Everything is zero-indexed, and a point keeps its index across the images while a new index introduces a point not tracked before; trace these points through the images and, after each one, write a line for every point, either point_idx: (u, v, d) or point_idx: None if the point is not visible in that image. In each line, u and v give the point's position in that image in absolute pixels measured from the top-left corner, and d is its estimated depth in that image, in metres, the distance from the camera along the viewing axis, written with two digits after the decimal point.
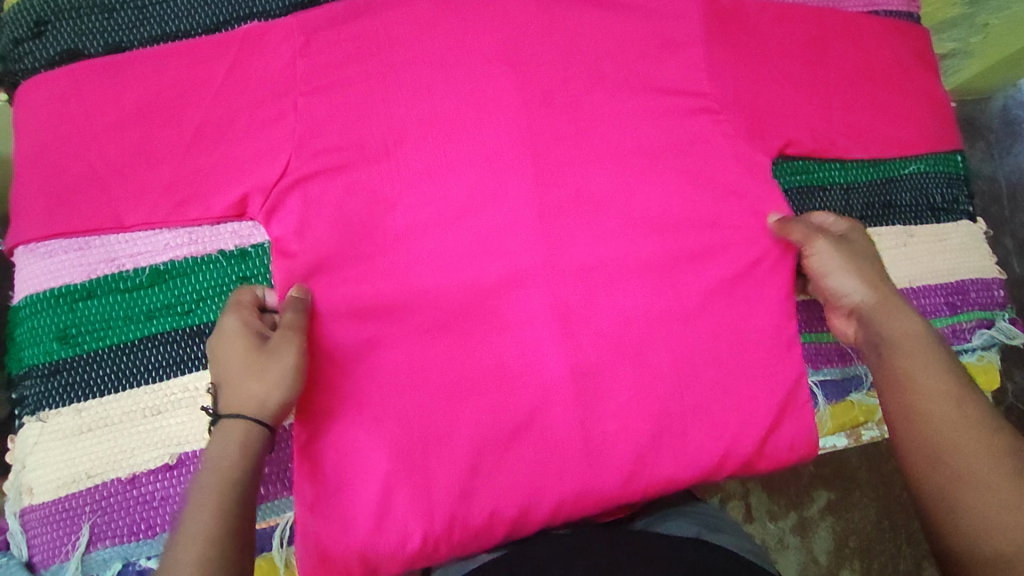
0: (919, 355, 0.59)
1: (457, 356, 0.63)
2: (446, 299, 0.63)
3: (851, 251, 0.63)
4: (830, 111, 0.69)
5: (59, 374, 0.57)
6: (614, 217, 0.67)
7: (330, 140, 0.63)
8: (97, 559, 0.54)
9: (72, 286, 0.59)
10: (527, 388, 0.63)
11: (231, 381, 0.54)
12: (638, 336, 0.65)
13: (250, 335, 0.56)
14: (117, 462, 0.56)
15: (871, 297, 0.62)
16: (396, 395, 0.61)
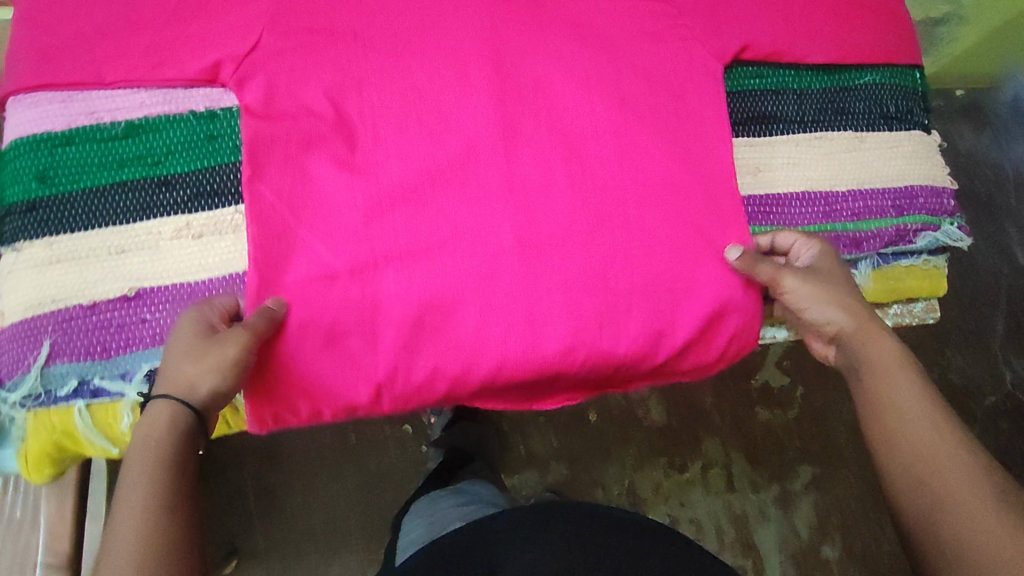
0: (901, 381, 0.61)
1: (411, 225, 0.65)
2: (402, 172, 0.66)
3: (823, 281, 0.64)
4: (789, 17, 0.71)
5: (36, 211, 0.61)
6: (571, 109, 0.69)
7: (301, 17, 0.67)
8: (56, 374, 0.59)
9: (52, 133, 0.63)
10: (475, 259, 0.65)
11: (171, 363, 0.57)
12: (587, 219, 0.67)
13: (202, 321, 0.58)
14: (80, 290, 0.60)
15: (850, 325, 0.64)
16: (345, 255, 0.64)
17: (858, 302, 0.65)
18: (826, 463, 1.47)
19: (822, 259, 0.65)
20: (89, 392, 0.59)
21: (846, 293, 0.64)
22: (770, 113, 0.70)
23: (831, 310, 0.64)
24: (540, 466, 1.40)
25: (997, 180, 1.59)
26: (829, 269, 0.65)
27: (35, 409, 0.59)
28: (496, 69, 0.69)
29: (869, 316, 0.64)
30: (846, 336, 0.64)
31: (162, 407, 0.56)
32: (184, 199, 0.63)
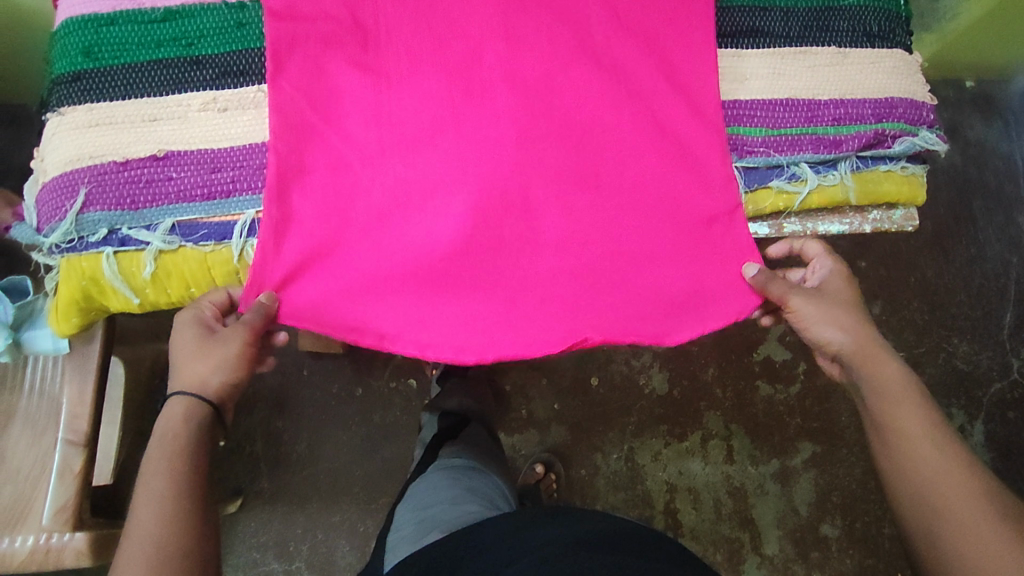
0: (901, 406, 0.66)
1: (415, 120, 0.69)
2: (411, 67, 0.70)
3: (826, 303, 0.70)
4: None
5: (81, 80, 0.68)
6: (575, 23, 0.73)
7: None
8: (89, 221, 0.64)
9: (98, 14, 0.69)
10: (475, 145, 0.69)
11: (182, 363, 0.66)
12: (582, 120, 0.71)
13: (199, 325, 0.66)
14: (115, 151, 0.66)
15: (851, 346, 0.69)
16: (356, 139, 0.69)
17: (861, 323, 0.70)
18: (835, 445, 1.51)
19: (831, 285, 0.72)
20: (117, 241, 0.65)
21: (851, 316, 0.70)
22: (758, 27, 0.75)
23: (833, 329, 0.70)
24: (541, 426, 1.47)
25: (1006, 172, 1.61)
26: (836, 294, 0.72)
27: (69, 254, 0.65)
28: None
29: (873, 336, 0.70)
30: (846, 350, 0.70)
31: (179, 401, 0.66)
32: (212, 78, 0.69)
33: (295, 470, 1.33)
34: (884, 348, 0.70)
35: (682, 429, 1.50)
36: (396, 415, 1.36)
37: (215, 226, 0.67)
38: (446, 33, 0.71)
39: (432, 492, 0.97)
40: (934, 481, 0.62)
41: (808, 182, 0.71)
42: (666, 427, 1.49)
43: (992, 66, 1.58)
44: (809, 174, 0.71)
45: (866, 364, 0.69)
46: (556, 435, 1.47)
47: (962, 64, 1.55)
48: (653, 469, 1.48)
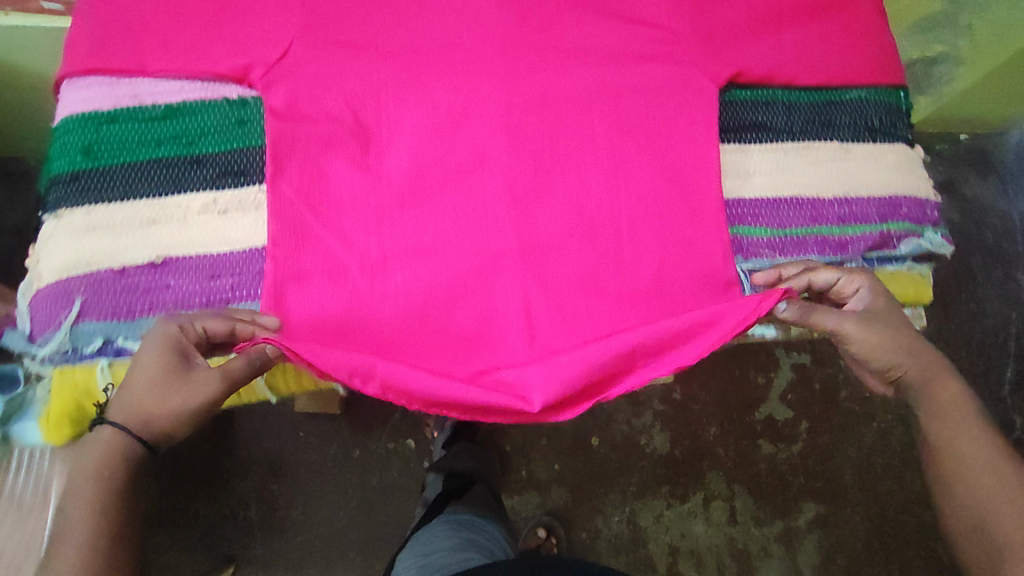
0: (950, 415, 0.67)
1: (419, 225, 0.69)
2: (415, 169, 0.70)
3: (882, 325, 0.65)
4: (783, 46, 0.75)
5: (78, 180, 0.67)
6: (574, 126, 0.73)
7: (330, 29, 0.72)
8: (85, 331, 0.63)
9: (99, 112, 0.69)
10: (478, 251, 0.69)
11: (137, 390, 0.60)
12: (588, 220, 0.71)
13: (174, 361, 0.60)
14: (112, 257, 0.65)
15: (913, 368, 0.67)
16: (359, 243, 0.68)
17: (905, 333, 0.67)
18: (840, 506, 1.38)
19: (874, 300, 0.67)
20: (113, 351, 0.64)
21: (898, 329, 0.67)
22: (761, 122, 0.75)
23: (894, 354, 0.66)
24: (537, 486, 1.34)
25: (1003, 229, 1.58)
26: (881, 312, 0.67)
27: (62, 365, 0.64)
28: (506, 82, 0.73)
29: (915, 341, 0.67)
30: (898, 358, 0.66)
31: (110, 432, 0.61)
32: (212, 177, 0.68)
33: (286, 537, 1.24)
34: (922, 348, 0.68)
35: (684, 488, 1.37)
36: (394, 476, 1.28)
37: None
38: (449, 137, 0.71)
39: (431, 542, 0.95)
40: (988, 496, 0.63)
41: (816, 284, 0.70)
42: (667, 487, 1.37)
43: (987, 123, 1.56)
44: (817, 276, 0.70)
45: (920, 378, 0.68)
46: (553, 497, 1.35)
47: (956, 121, 1.52)
48: (654, 531, 1.36)
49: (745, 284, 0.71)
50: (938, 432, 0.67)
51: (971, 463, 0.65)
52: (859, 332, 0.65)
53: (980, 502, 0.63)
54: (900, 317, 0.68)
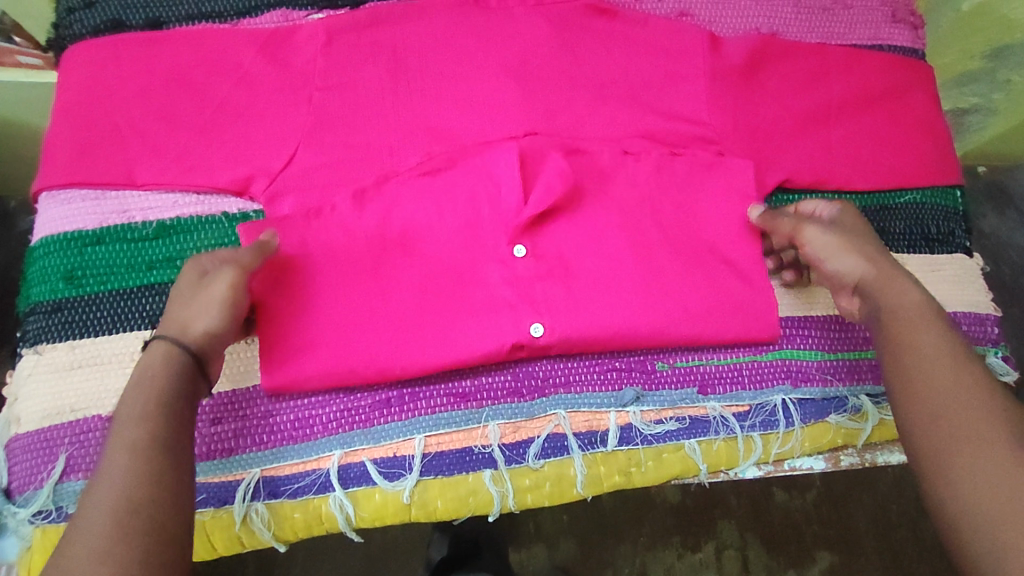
0: (922, 327, 0.53)
1: (440, 334, 0.60)
2: (426, 254, 0.62)
3: (842, 233, 0.59)
4: (830, 149, 0.70)
5: (61, 312, 0.60)
6: (615, 241, 0.64)
7: (339, 132, 0.65)
8: (68, 490, 0.56)
9: (84, 232, 0.62)
10: (493, 302, 0.61)
11: (166, 316, 0.54)
12: (621, 301, 0.62)
13: (193, 269, 0.56)
14: (99, 399, 0.58)
15: (870, 271, 0.57)
16: (360, 324, 0.60)
17: (875, 257, 0.58)
18: (854, 552, 1.15)
19: (846, 221, 0.61)
20: None
21: (870, 251, 0.59)
22: None
23: (847, 258, 0.58)
24: (551, 545, 1.12)
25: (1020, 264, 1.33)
26: (852, 227, 0.60)
27: (45, 526, 0.56)
28: (532, 189, 0.65)
29: (892, 270, 0.58)
30: (869, 287, 0.57)
31: (156, 349, 0.52)
32: None
33: None
34: (902, 273, 0.57)
35: (695, 539, 1.15)
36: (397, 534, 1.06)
37: (216, 488, 0.58)
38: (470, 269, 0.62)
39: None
40: (939, 399, 0.50)
41: (870, 415, 0.65)
42: (678, 537, 1.16)
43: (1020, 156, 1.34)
44: (869, 406, 0.65)
45: (884, 291, 0.56)
46: (569, 555, 1.13)
47: None
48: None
49: (794, 416, 0.64)
50: (911, 353, 0.53)
51: (956, 418, 0.48)
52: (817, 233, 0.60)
53: (949, 405, 0.49)
54: (879, 248, 0.60)
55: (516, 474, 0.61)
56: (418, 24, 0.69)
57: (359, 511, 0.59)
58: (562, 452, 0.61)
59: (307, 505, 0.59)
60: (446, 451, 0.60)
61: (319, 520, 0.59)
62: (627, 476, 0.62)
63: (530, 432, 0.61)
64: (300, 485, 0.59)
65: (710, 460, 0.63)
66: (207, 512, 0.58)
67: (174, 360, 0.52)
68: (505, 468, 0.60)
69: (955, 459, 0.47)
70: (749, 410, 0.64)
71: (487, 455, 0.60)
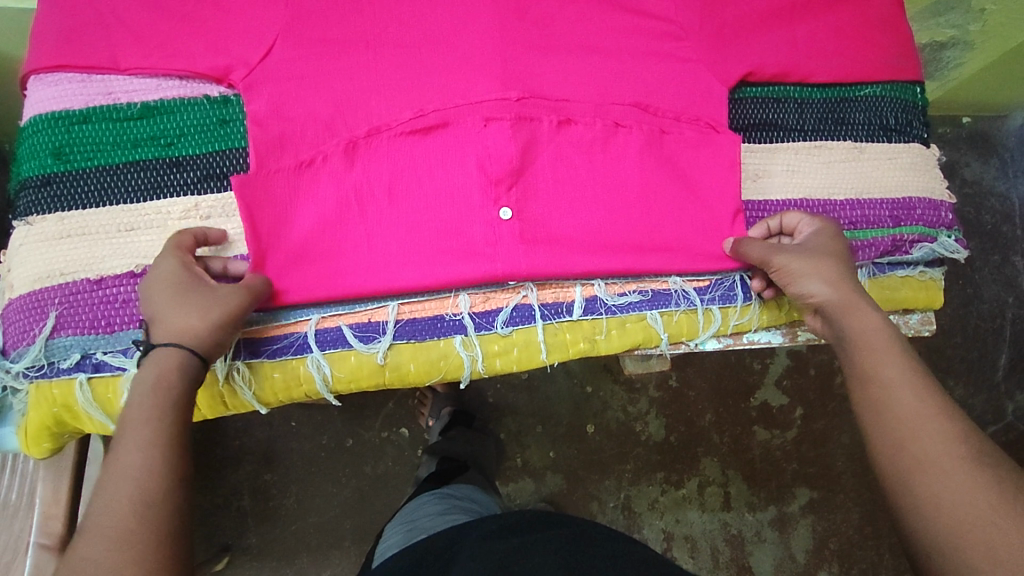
0: (881, 354, 0.55)
1: (437, 248, 0.64)
2: (403, 147, 0.66)
3: (815, 258, 0.60)
4: (795, 43, 0.72)
5: (50, 186, 0.63)
6: (580, 136, 0.68)
7: (316, 26, 0.67)
8: (59, 346, 0.59)
9: (70, 111, 0.64)
10: (482, 214, 0.65)
11: (157, 314, 0.55)
12: (590, 192, 0.67)
13: (181, 274, 0.57)
14: (88, 265, 0.61)
15: (835, 298, 0.59)
16: (354, 227, 0.64)
17: (846, 281, 0.60)
18: (832, 491, 1.19)
19: (822, 243, 0.62)
20: (91, 366, 0.60)
21: (845, 276, 0.60)
22: (772, 121, 0.72)
23: (816, 282, 0.59)
24: (538, 478, 1.14)
25: (1000, 211, 1.34)
26: (823, 249, 0.61)
27: (39, 381, 0.59)
28: (502, 84, 0.68)
29: (858, 297, 0.59)
30: (835, 312, 0.59)
31: (166, 355, 0.53)
32: (194, 181, 0.65)
33: (279, 528, 1.08)
34: (868, 300, 0.59)
35: (679, 475, 1.17)
36: (387, 466, 1.12)
37: None
38: (457, 230, 0.65)
39: (417, 509, 0.84)
40: (894, 394, 0.53)
41: None
42: (663, 473, 1.17)
43: (1001, 104, 1.33)
44: None
45: (847, 318, 0.58)
46: (555, 488, 1.15)
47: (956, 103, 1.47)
48: (649, 518, 1.16)
49: (751, 291, 0.67)
50: (878, 376, 0.55)
51: (926, 437, 0.51)
52: (787, 259, 0.61)
53: (931, 430, 0.51)
54: (849, 270, 0.61)
55: (485, 340, 0.64)
56: None
57: (335, 372, 0.63)
58: (527, 321, 0.65)
59: (287, 366, 0.62)
60: (419, 317, 0.64)
61: (298, 380, 0.63)
62: (592, 342, 0.66)
63: (498, 302, 0.65)
64: (278, 345, 0.62)
65: (671, 331, 0.67)
66: None
67: (188, 367, 0.54)
68: (474, 334, 0.64)
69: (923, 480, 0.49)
70: (709, 285, 0.68)
71: (457, 323, 0.64)
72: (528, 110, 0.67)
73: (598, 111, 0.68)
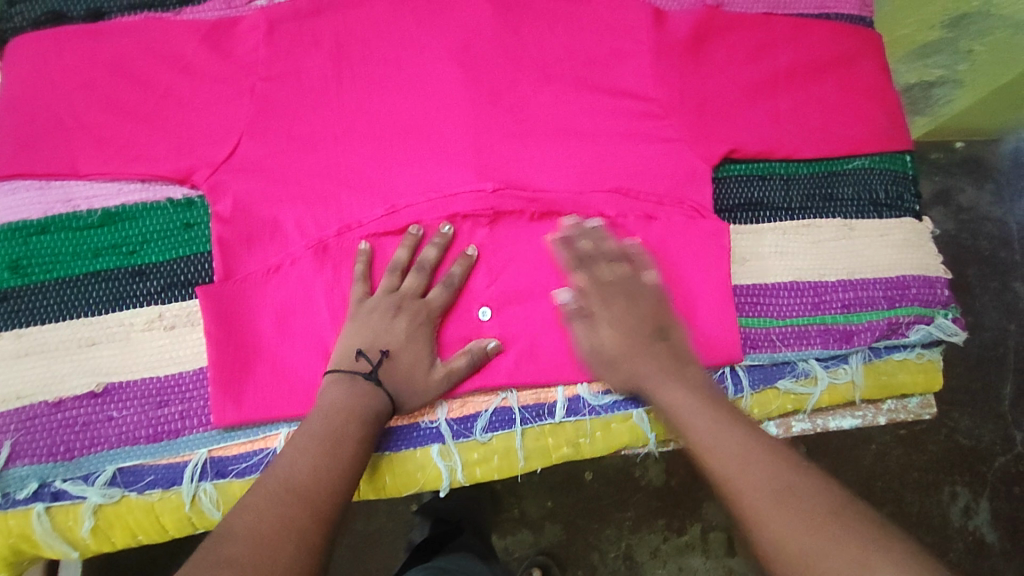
0: (696, 420, 0.54)
1: None
2: (381, 243, 0.64)
3: (611, 318, 0.61)
4: (777, 117, 0.70)
5: (6, 302, 0.61)
6: (557, 224, 0.66)
7: (283, 119, 0.65)
8: (16, 475, 0.57)
9: (29, 222, 0.63)
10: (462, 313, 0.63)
11: (398, 349, 0.59)
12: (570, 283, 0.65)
13: (423, 323, 0.61)
14: (46, 387, 0.59)
15: (620, 352, 0.60)
16: (325, 332, 0.62)
17: (649, 350, 0.60)
18: None
19: (613, 306, 0.61)
20: (50, 495, 0.57)
21: (617, 331, 0.60)
22: (758, 200, 0.70)
23: (607, 331, 0.61)
24: (534, 529, 1.04)
25: (998, 238, 1.23)
26: (619, 298, 0.61)
27: None
28: (478, 172, 0.66)
29: (658, 364, 0.59)
30: (641, 383, 0.59)
31: (336, 390, 0.56)
32: (156, 290, 0.63)
33: None
34: (669, 366, 0.59)
35: (681, 520, 1.06)
36: (377, 523, 1.01)
37: (163, 469, 0.59)
38: None
39: None
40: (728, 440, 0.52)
41: (819, 379, 0.66)
42: (664, 519, 1.06)
43: (993, 127, 1.22)
44: (818, 370, 0.66)
45: (655, 387, 0.58)
46: (553, 540, 1.04)
47: None
48: (652, 567, 1.05)
49: (742, 383, 0.65)
50: (690, 441, 0.54)
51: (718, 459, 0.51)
52: (614, 305, 0.61)
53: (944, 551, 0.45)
54: (628, 326, 0.60)
55: (465, 448, 0.62)
56: (359, 9, 0.69)
57: None
58: (506, 426, 0.63)
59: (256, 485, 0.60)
60: (393, 428, 0.61)
61: None
62: (575, 446, 0.64)
63: (476, 407, 0.63)
64: (247, 464, 0.60)
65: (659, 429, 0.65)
66: (155, 495, 0.59)
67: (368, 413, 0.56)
68: (452, 442, 0.62)
69: (801, 512, 0.45)
70: None
71: (434, 431, 0.62)
72: (506, 199, 0.65)
73: (580, 198, 0.66)
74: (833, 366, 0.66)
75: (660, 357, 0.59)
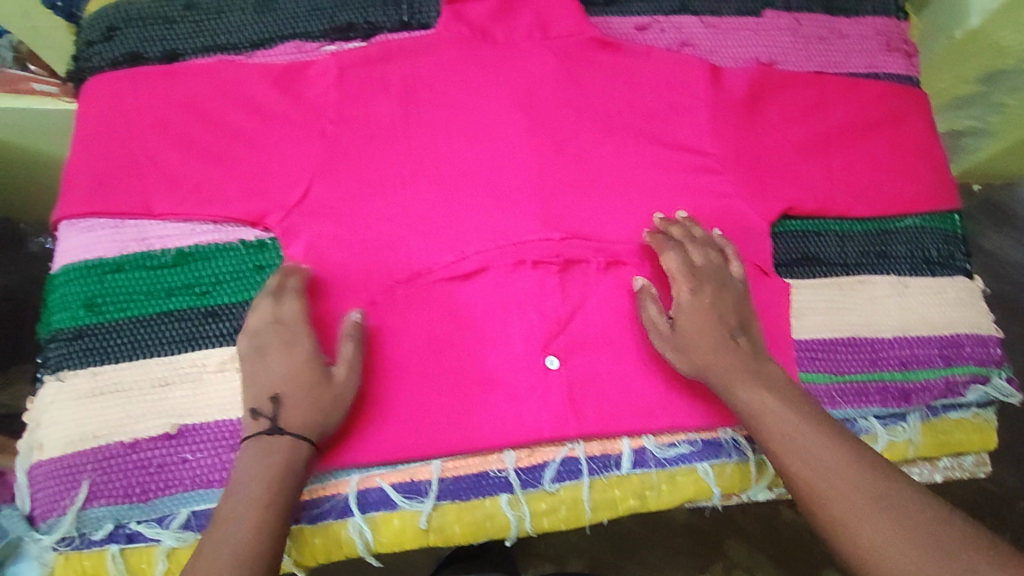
0: (776, 422, 0.56)
1: (483, 400, 0.63)
2: (448, 289, 0.65)
3: (704, 310, 0.62)
4: (831, 174, 0.72)
5: (82, 339, 0.62)
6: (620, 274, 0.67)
7: (354, 164, 0.66)
8: (92, 516, 0.58)
9: (104, 260, 0.64)
10: (526, 361, 0.64)
11: (286, 388, 0.58)
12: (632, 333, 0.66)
13: (303, 344, 0.59)
14: (121, 427, 0.60)
15: (691, 339, 0.62)
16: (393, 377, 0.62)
17: (726, 342, 0.61)
18: None
19: (687, 302, 0.63)
20: (124, 536, 0.58)
21: (718, 327, 0.62)
22: (814, 255, 0.71)
23: (685, 316, 0.63)
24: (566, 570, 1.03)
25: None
26: (719, 292, 0.63)
27: (69, 552, 0.58)
28: (542, 221, 0.67)
29: (739, 361, 0.60)
30: (714, 374, 0.60)
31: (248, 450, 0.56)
32: (229, 331, 0.63)
33: None
34: (744, 363, 0.60)
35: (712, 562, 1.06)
36: None
37: None
38: (492, 380, 0.63)
39: None
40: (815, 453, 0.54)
41: (879, 437, 0.66)
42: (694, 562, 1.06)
43: (1014, 173, 1.22)
44: (878, 428, 0.67)
45: (730, 379, 0.60)
46: None
47: None
48: None
49: None
50: (769, 444, 0.56)
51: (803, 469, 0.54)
52: (695, 296, 0.63)
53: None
54: (726, 320, 0.62)
55: (532, 498, 0.63)
56: (428, 57, 0.70)
57: (376, 537, 0.61)
58: (574, 476, 0.63)
59: (327, 531, 0.61)
60: (462, 475, 0.62)
61: (337, 544, 0.61)
62: (641, 499, 0.64)
63: (543, 456, 0.63)
64: (319, 510, 0.61)
65: (723, 483, 0.65)
66: None
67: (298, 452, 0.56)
68: (520, 491, 0.62)
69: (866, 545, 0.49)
70: None
71: (502, 480, 0.62)
72: (573, 248, 0.67)
73: (643, 250, 0.68)
74: (891, 424, 0.67)
75: (739, 350, 0.61)
